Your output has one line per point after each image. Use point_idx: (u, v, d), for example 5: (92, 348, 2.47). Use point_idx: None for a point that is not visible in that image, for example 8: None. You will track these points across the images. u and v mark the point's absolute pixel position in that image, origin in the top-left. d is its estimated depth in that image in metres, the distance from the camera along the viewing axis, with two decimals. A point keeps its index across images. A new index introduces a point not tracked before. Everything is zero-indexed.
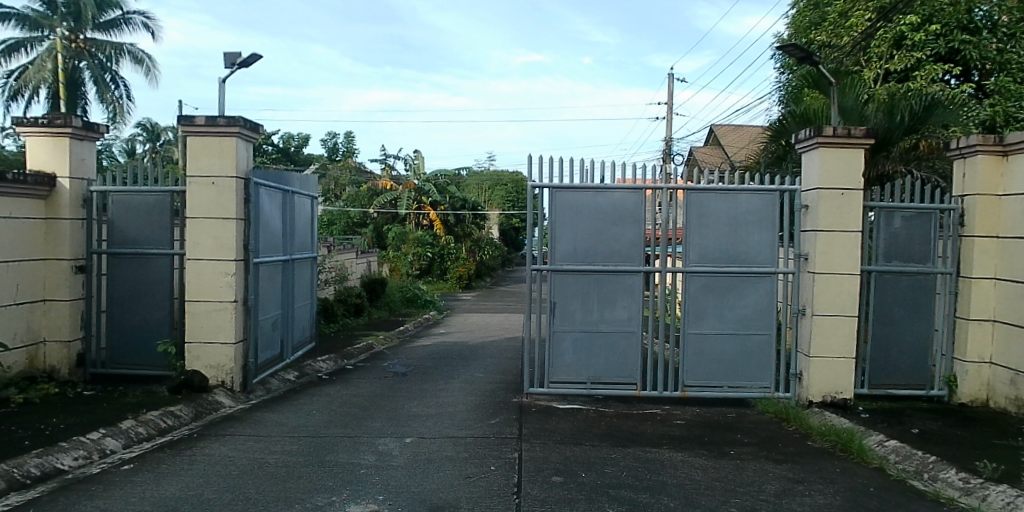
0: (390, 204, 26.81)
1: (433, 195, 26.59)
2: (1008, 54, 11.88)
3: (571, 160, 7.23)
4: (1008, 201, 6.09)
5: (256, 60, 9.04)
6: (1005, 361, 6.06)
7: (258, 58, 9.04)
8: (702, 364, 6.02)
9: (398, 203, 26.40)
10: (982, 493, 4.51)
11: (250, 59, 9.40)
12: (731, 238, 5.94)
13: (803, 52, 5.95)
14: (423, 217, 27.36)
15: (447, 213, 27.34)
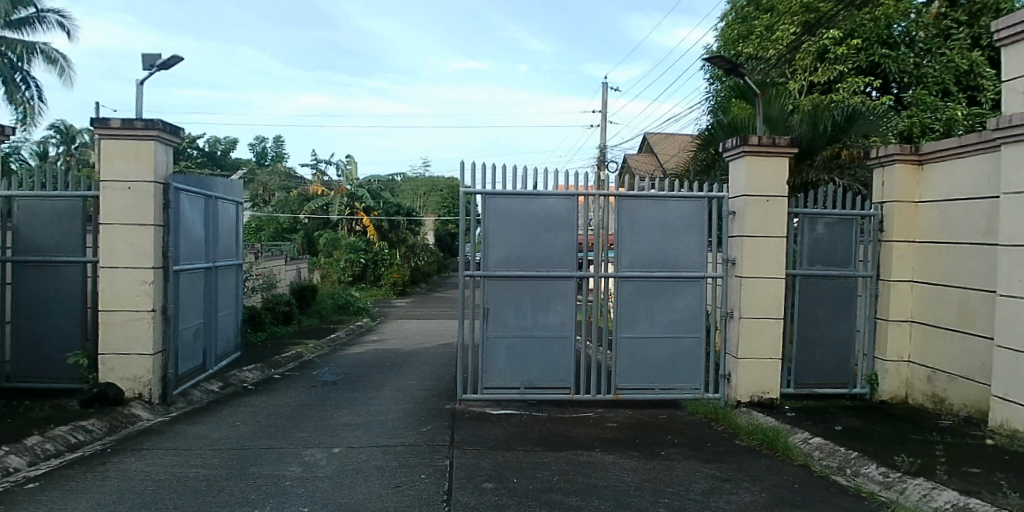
0: (321, 211, 26.73)
1: (366, 199, 26.99)
2: (924, 69, 12.40)
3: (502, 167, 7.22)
4: (924, 207, 6.47)
5: (177, 61, 8.72)
6: (923, 359, 6.45)
7: (178, 59, 8.73)
8: (634, 366, 6.08)
9: (331, 208, 26.56)
10: (900, 486, 4.82)
11: (172, 60, 9.09)
12: (661, 244, 6.03)
13: (730, 64, 6.08)
14: (355, 223, 27.09)
15: (380, 218, 27.23)
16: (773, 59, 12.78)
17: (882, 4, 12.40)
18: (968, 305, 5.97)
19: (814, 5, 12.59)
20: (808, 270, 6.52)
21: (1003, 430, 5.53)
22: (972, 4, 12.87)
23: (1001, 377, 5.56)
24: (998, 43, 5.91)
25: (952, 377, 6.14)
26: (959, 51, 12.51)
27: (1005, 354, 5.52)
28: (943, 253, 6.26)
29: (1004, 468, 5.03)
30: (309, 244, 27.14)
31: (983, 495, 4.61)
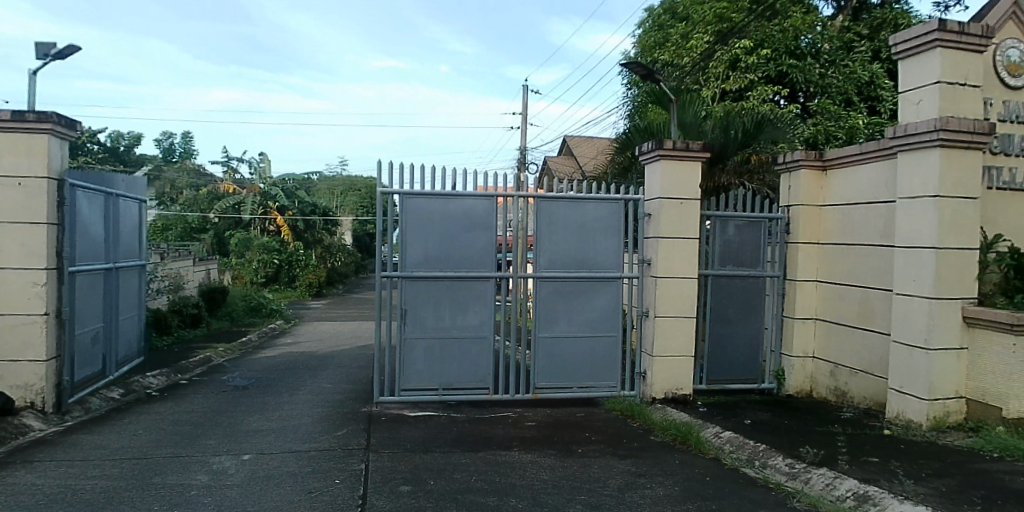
0: (232, 209, 25.51)
1: (279, 199, 26.24)
2: (828, 79, 12.92)
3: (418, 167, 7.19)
4: (827, 210, 6.81)
5: (74, 50, 8.32)
6: (826, 355, 6.79)
7: (75, 49, 8.34)
8: (552, 366, 6.16)
9: (240, 208, 25.47)
10: (805, 476, 5.13)
11: (69, 50, 8.66)
12: (580, 244, 6.12)
13: (646, 70, 6.19)
14: (269, 221, 26.43)
15: (295, 218, 26.64)
16: (688, 66, 13.47)
17: (790, 17, 13.06)
18: (867, 303, 6.34)
19: (727, 16, 13.28)
20: (719, 270, 6.75)
21: (899, 421, 5.94)
22: (873, 19, 13.80)
23: (897, 370, 5.95)
24: (895, 56, 6.24)
25: (853, 371, 6.50)
26: (861, 63, 13.24)
27: (900, 349, 5.91)
28: (844, 254, 6.61)
29: (898, 456, 5.38)
30: (219, 245, 25.86)
31: (879, 482, 4.93)
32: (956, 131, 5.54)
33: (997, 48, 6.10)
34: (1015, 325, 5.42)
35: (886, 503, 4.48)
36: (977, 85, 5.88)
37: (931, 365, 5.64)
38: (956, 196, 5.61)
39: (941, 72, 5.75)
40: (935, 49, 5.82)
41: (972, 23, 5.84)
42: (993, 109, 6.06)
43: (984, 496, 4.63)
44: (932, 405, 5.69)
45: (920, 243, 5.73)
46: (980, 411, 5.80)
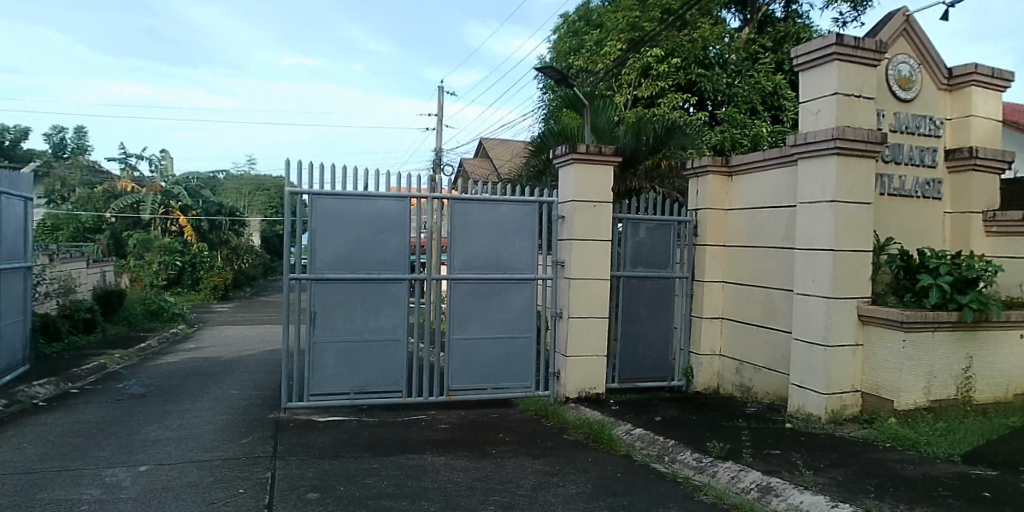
0: (130, 208, 24.60)
1: (181, 198, 25.58)
2: (735, 89, 13.41)
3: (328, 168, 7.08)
4: (732, 214, 7.10)
5: None
6: (732, 353, 7.07)
7: None
8: (466, 367, 6.17)
9: (141, 207, 24.48)
10: (712, 470, 5.36)
11: None
12: (495, 246, 6.16)
13: (560, 74, 6.31)
14: (171, 222, 25.48)
15: (199, 218, 26.04)
16: (601, 73, 13.79)
17: (699, 28, 13.45)
18: (770, 303, 6.62)
19: (639, 25, 13.56)
20: (631, 272, 6.91)
21: (799, 414, 6.23)
22: (776, 32, 14.49)
23: (798, 367, 6.24)
24: (796, 67, 6.51)
25: (757, 368, 6.78)
26: (765, 74, 13.75)
27: (801, 346, 6.20)
28: (748, 256, 6.89)
29: (798, 448, 5.68)
30: (116, 245, 24.51)
31: (781, 474, 5.20)
32: (851, 140, 5.86)
33: (890, 63, 6.42)
34: (904, 322, 5.80)
35: (786, 493, 4.80)
36: (871, 96, 6.20)
37: (828, 361, 5.95)
38: (851, 202, 5.94)
39: (838, 84, 6.04)
40: (832, 62, 6.11)
41: (866, 38, 6.16)
42: (886, 119, 6.37)
43: (876, 484, 4.94)
44: (829, 399, 6.01)
45: (818, 245, 6.03)
46: (873, 403, 6.17)
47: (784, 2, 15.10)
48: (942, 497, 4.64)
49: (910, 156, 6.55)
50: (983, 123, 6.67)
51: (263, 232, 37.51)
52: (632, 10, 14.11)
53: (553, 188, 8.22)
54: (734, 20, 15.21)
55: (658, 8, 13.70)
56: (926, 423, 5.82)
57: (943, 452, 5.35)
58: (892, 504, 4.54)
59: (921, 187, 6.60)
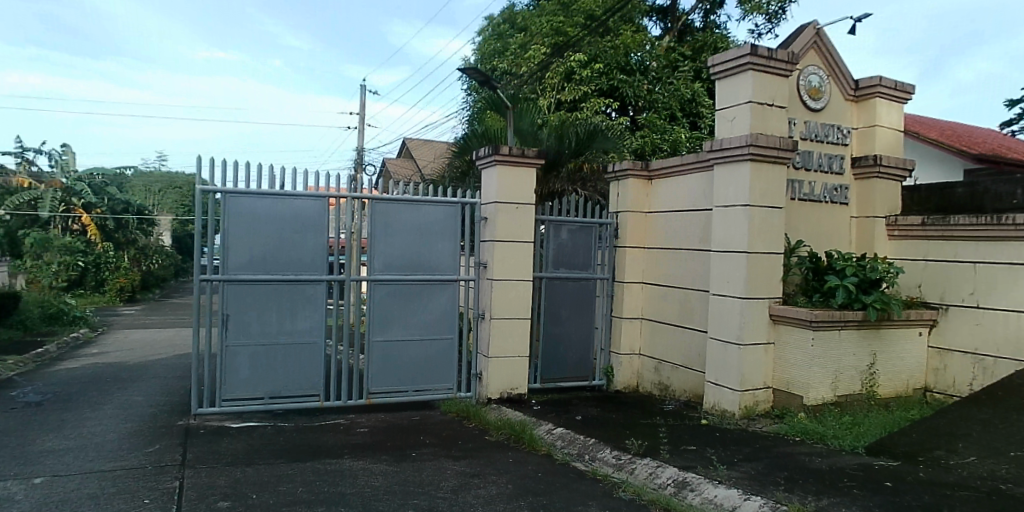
0: (25, 206, 22.22)
1: (85, 195, 23.62)
2: (655, 95, 13.66)
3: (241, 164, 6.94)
4: (651, 217, 7.29)
5: None
6: (651, 352, 7.26)
7: None
8: (386, 370, 6.15)
9: (37, 204, 22.35)
10: (630, 467, 5.49)
11: None
12: (417, 247, 6.17)
13: (484, 76, 6.39)
14: (73, 220, 23.99)
15: (104, 217, 24.64)
16: (526, 76, 13.97)
17: (620, 35, 13.77)
18: (688, 303, 6.82)
19: (563, 30, 13.83)
20: (553, 273, 6.99)
21: (715, 411, 6.44)
22: (695, 41, 15.03)
23: (714, 365, 6.45)
24: (714, 75, 6.71)
25: (675, 367, 6.98)
26: (683, 82, 14.16)
27: (717, 345, 6.40)
28: (668, 258, 7.08)
29: (714, 444, 5.86)
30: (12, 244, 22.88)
31: (696, 469, 5.37)
32: (764, 147, 6.09)
33: (801, 73, 6.70)
34: (813, 321, 6.05)
35: (701, 488, 4.98)
36: (784, 105, 6.45)
37: (741, 359, 6.18)
38: (763, 206, 6.16)
39: (752, 92, 6.26)
40: (747, 71, 6.33)
41: (779, 49, 6.40)
42: (797, 128, 6.65)
43: (785, 477, 5.16)
44: (743, 396, 6.22)
45: (733, 247, 6.24)
46: (783, 399, 6.40)
47: (702, 13, 15.68)
48: (847, 488, 4.87)
49: (819, 163, 6.86)
50: (886, 132, 7.04)
51: (173, 232, 35.85)
52: (555, 14, 14.37)
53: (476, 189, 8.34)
54: (655, 28, 15.62)
55: (583, 14, 13.94)
56: (832, 418, 6.10)
57: (849, 444, 5.63)
58: (800, 495, 4.75)
59: (829, 193, 6.92)
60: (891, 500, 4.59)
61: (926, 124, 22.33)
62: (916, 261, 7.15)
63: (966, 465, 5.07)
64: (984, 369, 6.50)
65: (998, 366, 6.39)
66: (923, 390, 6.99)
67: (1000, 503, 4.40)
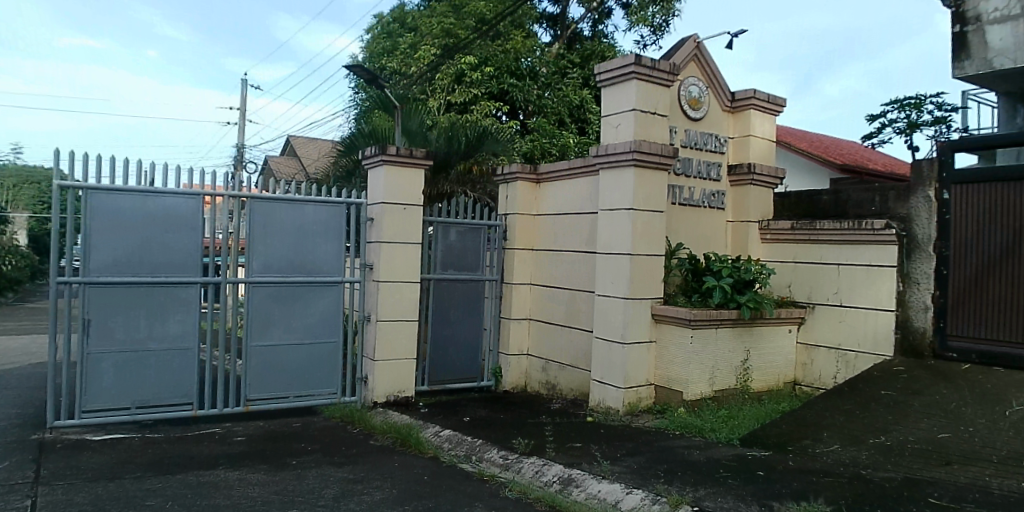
0: None
1: None
2: (544, 100, 14.01)
3: (106, 157, 6.64)
4: (538, 219, 7.51)
5: None
6: (538, 352, 7.45)
7: None
8: (264, 376, 6.20)
9: None
10: (517, 466, 5.56)
11: None
12: (298, 248, 6.33)
13: (371, 74, 6.89)
14: None
15: None
16: (415, 76, 13.99)
17: (511, 40, 14.04)
18: (575, 304, 7.01)
19: (454, 32, 13.93)
20: (441, 275, 6.99)
21: (600, 408, 6.61)
22: (583, 49, 15.43)
23: (599, 363, 6.64)
24: (600, 82, 6.89)
25: (562, 366, 7.16)
26: (573, 88, 14.48)
27: (602, 344, 6.60)
28: (556, 259, 7.26)
29: (598, 441, 6.01)
30: None
31: (581, 465, 5.50)
32: (647, 153, 6.33)
33: (682, 84, 7.00)
34: (692, 319, 6.32)
35: (586, 483, 5.11)
36: (665, 114, 6.73)
37: (625, 357, 6.39)
38: (646, 210, 6.41)
39: (635, 101, 6.48)
40: (631, 80, 6.55)
41: (661, 60, 6.66)
42: (677, 135, 6.96)
43: (665, 469, 5.36)
44: (626, 393, 6.43)
45: (618, 249, 6.45)
46: (665, 395, 6.63)
47: (591, 22, 16.19)
48: (723, 478, 5.12)
49: (698, 170, 7.23)
50: (761, 142, 7.48)
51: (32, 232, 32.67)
52: (445, 16, 14.49)
53: (362, 189, 8.50)
54: (545, 34, 15.86)
55: (473, 17, 14.15)
56: (710, 412, 6.38)
57: (725, 437, 5.91)
58: (679, 487, 4.94)
59: (707, 198, 7.30)
60: (762, 489, 4.85)
61: (801, 138, 23.97)
62: (786, 263, 7.65)
63: (831, 453, 5.42)
64: (846, 364, 7.07)
65: (858, 360, 7.01)
66: (792, 383, 7.48)
67: (859, 487, 4.72)
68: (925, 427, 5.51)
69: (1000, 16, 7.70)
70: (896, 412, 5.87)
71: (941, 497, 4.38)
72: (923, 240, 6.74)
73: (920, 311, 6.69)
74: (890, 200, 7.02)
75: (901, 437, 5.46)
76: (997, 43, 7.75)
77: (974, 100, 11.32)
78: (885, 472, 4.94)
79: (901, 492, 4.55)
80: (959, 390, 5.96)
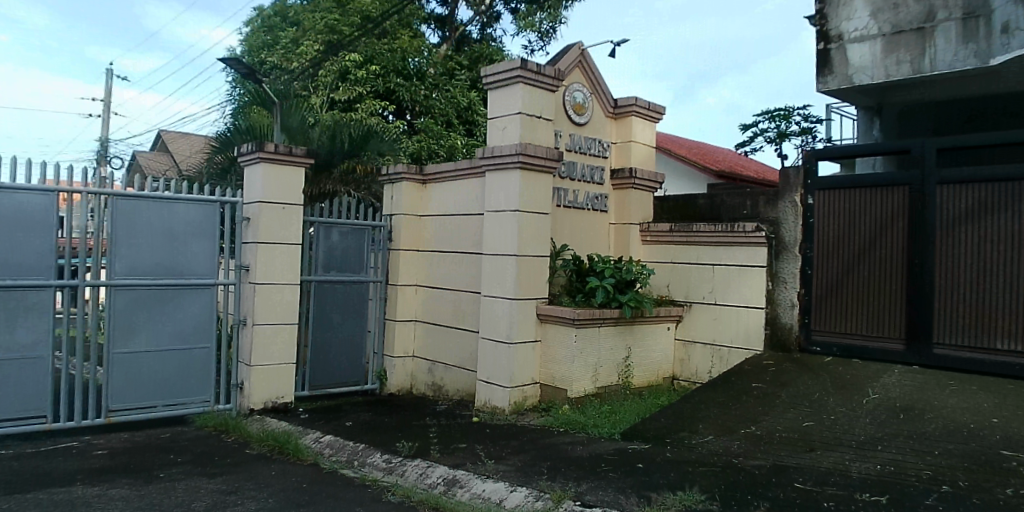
0: None
1: None
2: (431, 101, 13.98)
3: None
4: (423, 221, 7.54)
5: None
6: (423, 353, 7.47)
7: None
8: (129, 385, 5.92)
9: None
10: (401, 469, 5.49)
11: None
12: (167, 249, 6.10)
13: (248, 69, 7.37)
14: None
15: None
16: (298, 72, 13.72)
17: (398, 39, 13.88)
18: (463, 304, 7.06)
19: (337, 28, 13.86)
20: (323, 277, 6.86)
21: (486, 408, 6.67)
22: (471, 51, 15.60)
23: (485, 364, 6.70)
24: (486, 85, 6.95)
25: (449, 367, 7.20)
26: (460, 89, 14.57)
27: (488, 345, 6.67)
28: (444, 261, 7.29)
29: (484, 441, 6.03)
30: None
31: (466, 465, 5.50)
32: (532, 156, 6.44)
33: (566, 89, 7.20)
34: (575, 318, 6.48)
35: (470, 483, 5.12)
36: (550, 117, 6.89)
37: (510, 357, 6.48)
38: (532, 211, 6.53)
39: (521, 104, 6.58)
40: (517, 83, 6.64)
41: (547, 65, 6.80)
42: (563, 140, 7.17)
43: (548, 466, 5.46)
44: (512, 392, 6.52)
45: (504, 251, 6.53)
46: (550, 393, 6.77)
47: (479, 25, 16.40)
48: (604, 472, 5.27)
49: (582, 173, 7.50)
50: (639, 148, 7.85)
51: None
52: (330, 12, 14.33)
53: (237, 187, 8.56)
54: (433, 35, 15.92)
55: (358, 14, 14.03)
56: (593, 408, 6.54)
57: (607, 432, 6.08)
58: (562, 482, 5.05)
59: (590, 201, 7.59)
60: (641, 480, 5.03)
61: (682, 147, 25.21)
62: (664, 264, 8.01)
63: (705, 444, 5.70)
64: (719, 359, 7.48)
65: (730, 355, 7.43)
66: (671, 379, 7.84)
67: (731, 475, 4.98)
68: (791, 416, 5.90)
69: (860, 35, 8.37)
70: (765, 403, 6.26)
71: (805, 481, 4.69)
72: (789, 242, 7.25)
73: (787, 308, 7.19)
74: (760, 204, 7.49)
75: (770, 426, 5.82)
76: (857, 60, 8.41)
77: (834, 113, 12.30)
78: (755, 460, 5.24)
79: (770, 478, 4.84)
80: (822, 381, 6.44)
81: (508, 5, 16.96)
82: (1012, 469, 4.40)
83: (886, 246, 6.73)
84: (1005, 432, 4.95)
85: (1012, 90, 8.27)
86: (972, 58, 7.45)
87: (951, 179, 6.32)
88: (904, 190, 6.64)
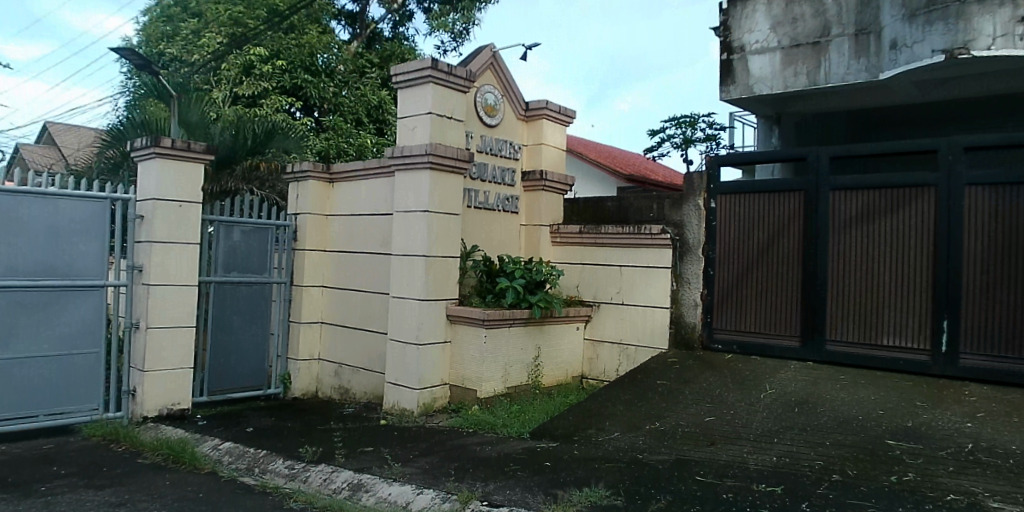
0: None
1: None
2: (341, 99, 13.79)
3: None
4: (330, 220, 7.43)
5: None
6: (329, 356, 7.36)
7: None
8: (7, 393, 5.53)
9: None
10: (304, 475, 5.35)
11: None
12: (49, 248, 5.74)
13: (143, 59, 7.12)
14: None
15: None
16: (199, 64, 13.12)
17: (306, 35, 13.60)
18: (370, 305, 6.99)
19: (242, 21, 13.41)
20: (223, 277, 6.66)
21: (395, 410, 6.62)
22: (382, 50, 15.48)
23: (394, 366, 6.66)
24: (397, 83, 6.88)
25: (357, 369, 7.12)
26: (370, 88, 14.50)
27: (397, 346, 6.63)
28: (353, 261, 7.20)
29: (391, 443, 5.96)
30: None
31: (372, 469, 5.42)
32: (443, 156, 6.44)
33: (478, 90, 7.22)
34: (485, 319, 6.52)
35: (376, 487, 5.05)
36: (461, 118, 6.90)
37: (419, 358, 6.47)
38: (442, 212, 6.53)
39: (431, 104, 6.56)
40: (428, 83, 6.62)
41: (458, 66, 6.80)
42: (473, 140, 7.21)
43: (456, 467, 5.47)
44: (421, 394, 6.50)
45: (413, 252, 6.51)
46: (459, 394, 6.79)
47: (391, 23, 16.24)
48: (512, 470, 5.34)
49: (492, 175, 7.62)
50: (549, 151, 8.01)
51: None
52: (235, 4, 13.87)
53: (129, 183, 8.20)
54: (343, 32, 15.64)
55: (264, 8, 13.65)
56: (501, 408, 6.60)
57: (515, 431, 6.16)
58: (469, 483, 5.08)
59: (501, 202, 7.70)
60: (549, 478, 5.12)
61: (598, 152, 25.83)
62: (574, 264, 8.18)
63: (611, 440, 5.85)
64: (626, 357, 7.70)
65: (636, 353, 7.67)
66: (580, 377, 8.00)
67: (635, 470, 5.14)
68: (692, 412, 6.15)
69: (761, 47, 8.80)
70: (668, 399, 6.48)
71: (706, 474, 4.90)
72: (692, 244, 7.55)
73: (690, 308, 7.49)
74: (666, 207, 7.75)
75: (673, 422, 6.04)
76: (758, 71, 8.81)
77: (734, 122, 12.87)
78: (658, 455, 5.42)
79: (672, 472, 5.01)
80: (722, 378, 6.74)
81: (421, 5, 16.89)
82: (895, 457, 4.73)
83: (783, 248, 7.12)
84: (890, 423, 5.32)
85: (897, 103, 8.91)
86: (864, 72, 7.99)
87: (842, 186, 6.75)
88: (800, 196, 7.05)
